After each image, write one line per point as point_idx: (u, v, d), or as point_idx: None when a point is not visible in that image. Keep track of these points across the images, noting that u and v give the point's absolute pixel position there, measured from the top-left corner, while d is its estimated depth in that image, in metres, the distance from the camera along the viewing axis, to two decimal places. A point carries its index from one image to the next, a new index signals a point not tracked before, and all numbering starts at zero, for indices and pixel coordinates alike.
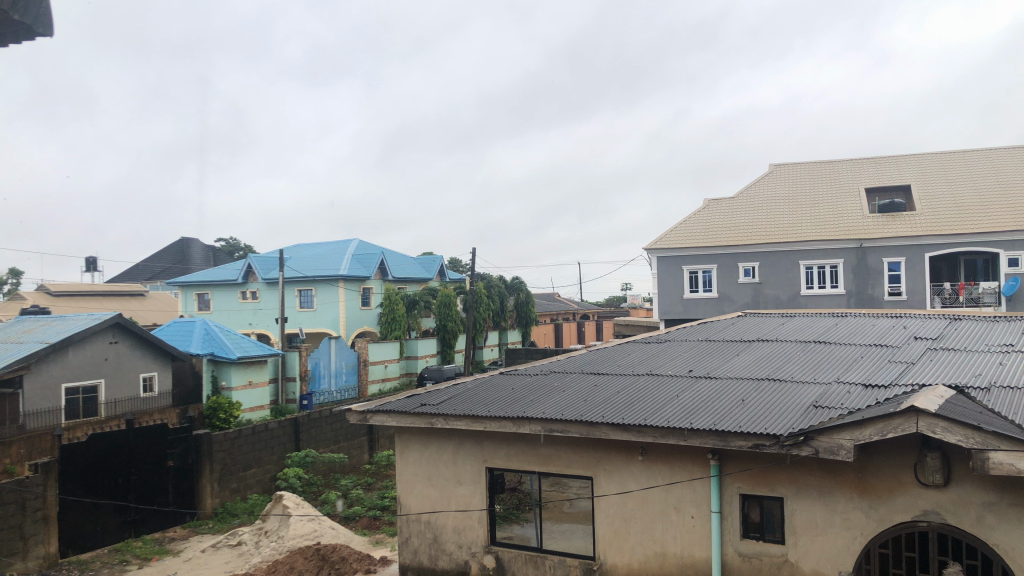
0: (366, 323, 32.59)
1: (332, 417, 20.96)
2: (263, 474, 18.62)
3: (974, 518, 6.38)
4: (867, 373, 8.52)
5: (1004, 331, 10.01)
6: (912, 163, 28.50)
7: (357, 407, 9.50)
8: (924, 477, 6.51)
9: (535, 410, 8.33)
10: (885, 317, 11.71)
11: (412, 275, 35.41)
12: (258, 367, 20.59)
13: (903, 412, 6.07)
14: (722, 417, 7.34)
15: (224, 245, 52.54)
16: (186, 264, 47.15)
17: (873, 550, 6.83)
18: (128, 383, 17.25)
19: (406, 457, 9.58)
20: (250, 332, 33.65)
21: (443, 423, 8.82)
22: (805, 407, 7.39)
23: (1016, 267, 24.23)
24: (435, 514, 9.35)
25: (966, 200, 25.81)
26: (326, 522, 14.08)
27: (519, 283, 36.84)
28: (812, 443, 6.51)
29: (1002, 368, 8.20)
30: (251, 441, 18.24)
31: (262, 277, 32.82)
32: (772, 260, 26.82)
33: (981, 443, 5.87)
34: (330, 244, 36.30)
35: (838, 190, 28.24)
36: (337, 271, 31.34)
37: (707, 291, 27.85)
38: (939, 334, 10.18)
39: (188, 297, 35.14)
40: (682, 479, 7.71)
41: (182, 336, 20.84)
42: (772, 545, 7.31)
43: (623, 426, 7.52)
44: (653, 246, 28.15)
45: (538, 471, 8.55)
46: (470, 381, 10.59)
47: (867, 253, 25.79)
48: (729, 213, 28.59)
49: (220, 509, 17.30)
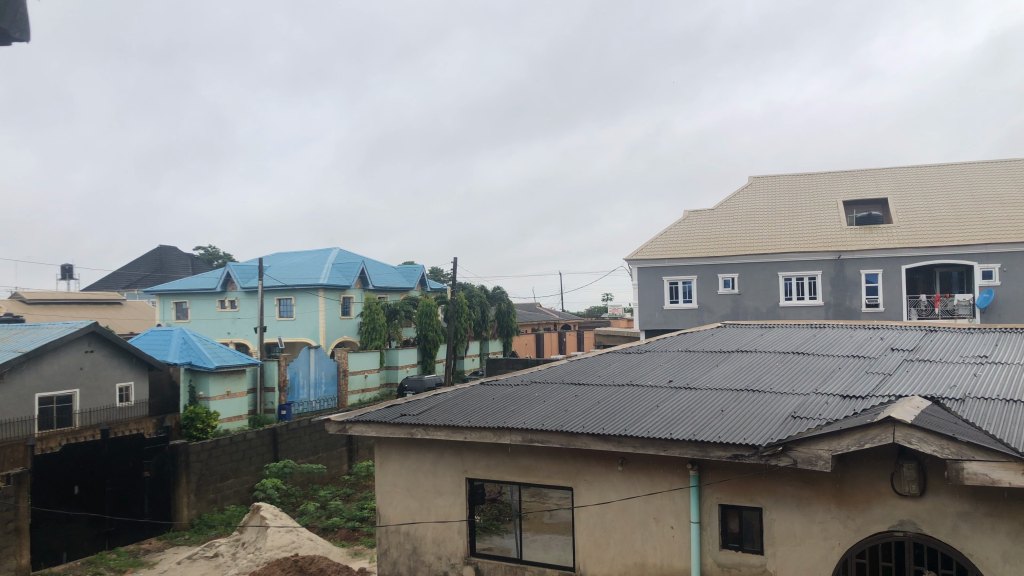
0: (345, 333, 32.47)
1: (311, 427, 20.77)
2: (241, 485, 18.42)
3: (950, 528, 6.45)
4: (845, 384, 8.59)
5: (978, 342, 10.14)
6: (889, 177, 28.87)
7: (335, 417, 9.42)
8: (901, 486, 6.57)
9: (516, 420, 8.32)
10: (862, 328, 11.84)
11: (393, 285, 35.35)
12: (236, 376, 20.35)
13: (880, 423, 6.14)
14: (701, 428, 7.37)
15: (203, 254, 52.15)
16: (165, 272, 46.70)
17: (850, 560, 6.87)
18: (104, 393, 17.03)
19: (386, 467, 9.53)
20: (229, 341, 33.35)
21: (423, 434, 8.78)
22: (784, 418, 7.44)
23: (990, 279, 24.62)
24: (414, 525, 9.29)
25: (941, 213, 26.18)
26: (305, 534, 13.95)
27: (500, 293, 36.91)
28: (790, 454, 6.53)
29: (976, 379, 8.30)
30: (229, 451, 18.03)
31: (241, 286, 32.63)
32: (751, 271, 27.04)
33: (956, 453, 5.93)
34: (311, 252, 36.15)
35: (816, 202, 28.55)
36: (317, 280, 31.21)
37: (686, 301, 28.02)
38: (915, 346, 10.29)
39: (166, 306, 34.80)
40: (662, 489, 7.72)
41: (159, 344, 20.61)
42: (751, 555, 7.34)
43: (603, 436, 7.52)
44: (634, 256, 28.31)
45: (518, 482, 8.52)
46: (451, 391, 10.57)
47: (845, 265, 26.04)
48: (709, 224, 28.80)
49: (197, 520, 17.01)
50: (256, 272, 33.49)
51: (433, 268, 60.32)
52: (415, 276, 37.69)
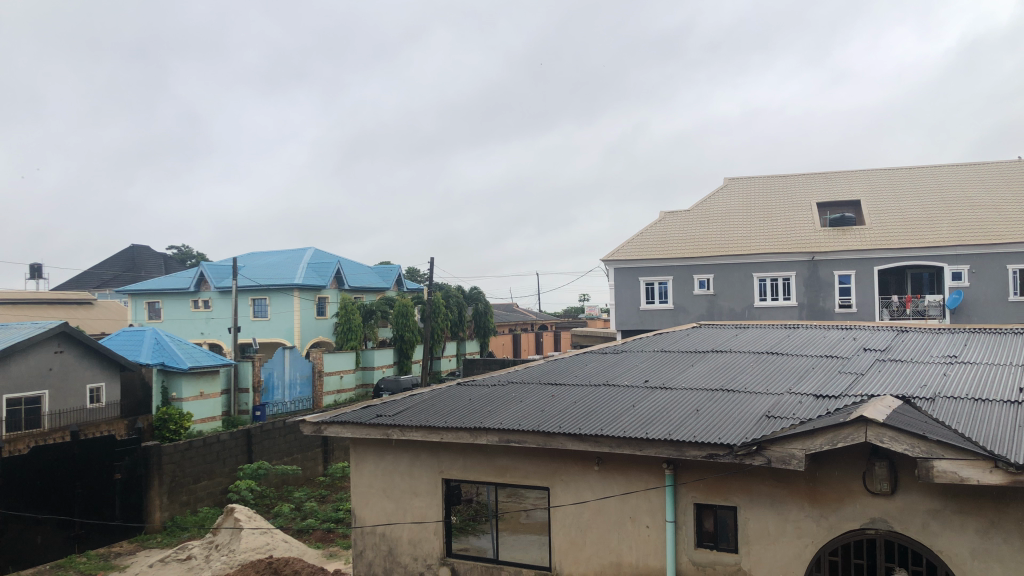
0: (321, 333, 32.28)
1: (285, 428, 20.61)
2: (214, 487, 18.22)
3: (920, 526, 6.54)
4: (819, 383, 8.68)
5: (948, 342, 10.29)
6: (861, 179, 29.22)
7: (310, 418, 9.34)
8: (872, 485, 6.66)
9: (492, 421, 8.30)
10: (835, 329, 11.94)
11: (369, 285, 35.20)
12: (210, 377, 20.15)
13: (853, 422, 6.21)
14: (677, 428, 7.41)
15: (176, 254, 51.65)
16: (138, 272, 46.10)
17: (823, 558, 6.94)
18: (75, 394, 16.77)
19: (362, 468, 9.47)
20: (202, 341, 33.00)
21: (399, 435, 8.73)
22: (758, 418, 7.50)
23: (959, 280, 25.09)
24: (390, 526, 9.25)
25: (912, 215, 26.55)
26: (279, 535, 13.84)
27: (477, 293, 36.92)
28: (764, 453, 6.58)
29: (947, 379, 8.42)
30: (202, 453, 17.83)
31: (215, 285, 32.33)
32: (726, 272, 27.25)
33: (927, 452, 6.01)
34: (286, 252, 35.88)
35: (791, 204, 28.83)
36: (292, 280, 31.00)
37: (662, 302, 28.18)
38: (887, 346, 10.41)
39: (138, 306, 34.35)
40: (637, 489, 7.75)
41: (131, 345, 20.32)
42: (726, 554, 7.39)
43: (579, 435, 7.54)
44: (610, 257, 28.41)
45: (494, 482, 8.51)
46: (428, 391, 10.52)
47: (819, 266, 26.33)
48: (684, 226, 28.98)
49: (170, 523, 16.78)
50: (230, 271, 33.18)
51: (410, 268, 60.20)
52: (392, 276, 37.57)
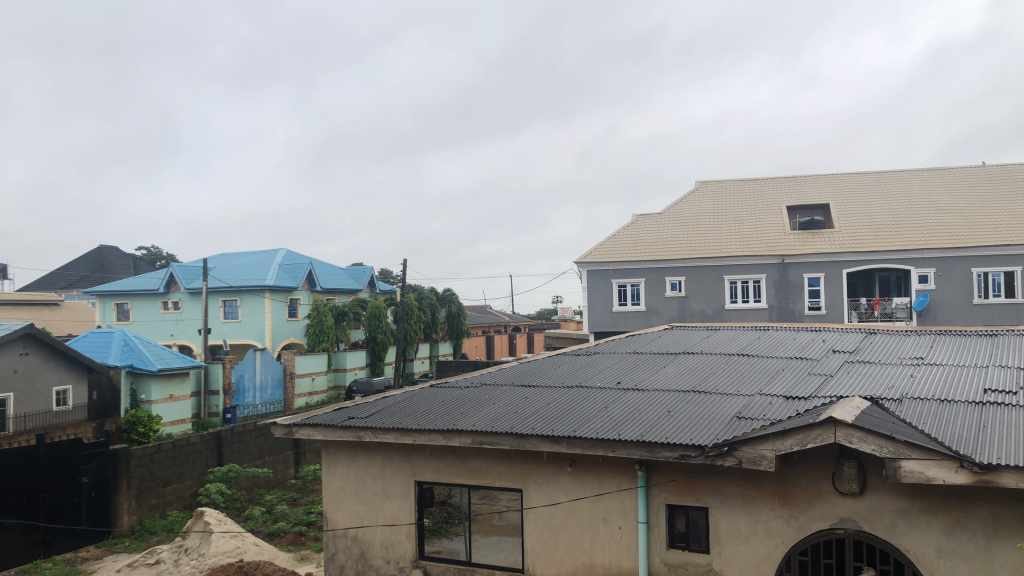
0: (292, 335, 32.05)
1: (257, 431, 20.44)
2: (183, 490, 18.00)
3: (887, 525, 6.64)
4: (789, 384, 8.79)
5: (915, 344, 10.46)
6: (831, 182, 29.58)
7: (281, 420, 9.26)
8: (841, 485, 6.75)
9: (466, 423, 8.29)
10: (805, 330, 12.12)
11: (341, 287, 35.03)
12: (179, 379, 19.91)
13: (822, 423, 6.28)
14: (649, 429, 7.44)
15: (145, 254, 51.08)
16: (106, 273, 45.45)
17: (793, 558, 7.02)
18: (40, 396, 16.50)
19: (334, 470, 9.41)
20: (172, 343, 32.61)
21: (372, 437, 8.69)
22: (728, 419, 7.56)
23: (925, 283, 25.46)
24: (362, 529, 9.21)
25: (881, 219, 26.93)
26: (250, 539, 13.73)
27: (450, 295, 36.83)
28: (735, 454, 6.63)
29: (914, 380, 8.55)
30: (171, 456, 17.62)
31: (185, 286, 31.97)
32: (698, 275, 27.44)
33: (894, 452, 6.11)
34: (257, 253, 35.58)
35: (762, 207, 29.10)
36: (263, 281, 30.76)
37: (635, 304, 28.31)
38: (855, 348, 10.56)
39: (106, 307, 33.89)
40: (610, 490, 7.79)
41: (100, 347, 20.01)
42: (697, 555, 7.44)
43: (553, 437, 7.55)
44: (583, 259, 28.51)
45: (467, 484, 8.51)
46: (400, 393, 10.48)
47: (789, 269, 26.59)
48: (656, 228, 29.13)
49: (138, 527, 16.51)
50: (200, 272, 32.83)
51: (383, 269, 59.90)
52: (364, 277, 37.44)
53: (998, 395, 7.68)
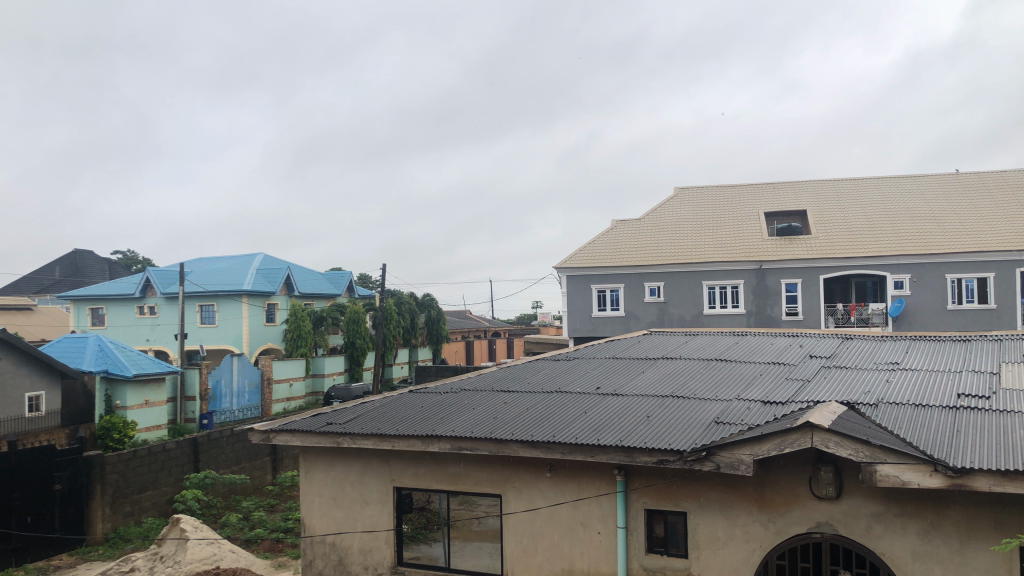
0: (270, 340, 31.85)
1: (233, 437, 20.26)
2: (159, 496, 17.81)
3: (863, 529, 6.70)
4: (767, 389, 8.84)
5: (890, 349, 10.58)
6: (808, 189, 29.85)
7: (258, 426, 9.17)
8: (819, 489, 6.79)
9: (445, 428, 8.26)
10: (782, 335, 12.21)
11: (320, 292, 34.89)
12: (155, 385, 19.79)
13: (799, 428, 6.31)
14: (628, 434, 7.46)
15: (122, 258, 50.60)
16: (81, 277, 44.93)
17: (770, 562, 7.04)
18: (11, 402, 16.26)
19: (311, 476, 9.33)
20: (148, 348, 32.29)
21: (350, 442, 8.64)
22: (707, 424, 7.59)
23: (901, 289, 25.75)
24: (340, 536, 9.14)
25: (857, 225, 27.20)
26: (226, 546, 13.59)
27: (430, 300, 36.73)
28: (713, 459, 6.65)
29: (889, 385, 8.64)
30: (147, 462, 17.42)
31: (161, 291, 31.71)
32: (677, 280, 27.59)
33: (870, 456, 6.16)
34: (235, 257, 35.35)
35: (740, 213, 29.29)
36: (240, 286, 30.57)
37: (614, 309, 28.40)
38: (832, 353, 10.66)
39: (81, 312, 33.53)
40: (589, 495, 7.79)
41: (74, 352, 19.78)
42: (676, 559, 7.46)
43: (531, 443, 7.54)
44: (563, 264, 28.55)
45: (446, 490, 8.48)
46: (379, 398, 10.42)
47: (766, 275, 26.77)
48: (636, 233, 29.23)
49: (112, 534, 16.30)
50: (177, 276, 32.54)
51: (362, 274, 59.65)
52: (343, 282, 37.29)
53: (972, 400, 7.77)
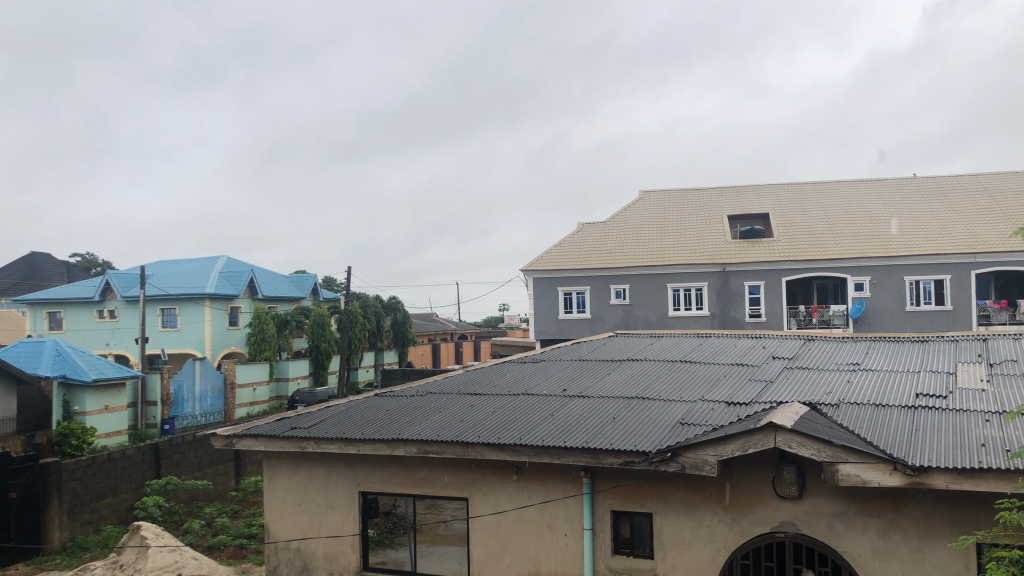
0: (233, 344, 31.48)
1: (195, 442, 20.00)
2: (119, 504, 17.52)
3: (825, 528, 6.80)
4: (730, 391, 8.91)
5: (852, 350, 10.75)
6: (770, 193, 30.27)
7: (221, 431, 9.06)
8: (782, 489, 6.87)
9: (411, 432, 8.22)
10: (745, 336, 12.36)
11: (283, 295, 34.62)
12: (115, 390, 19.50)
13: (762, 428, 6.37)
14: (594, 436, 7.49)
15: (81, 261, 49.71)
16: (38, 280, 44.01)
17: (735, 562, 7.11)
18: None
19: (275, 482, 9.24)
20: (108, 352, 31.72)
21: (314, 447, 8.57)
22: (671, 425, 7.65)
23: (861, 291, 26.21)
24: (305, 541, 9.04)
25: (818, 228, 27.65)
26: (188, 553, 13.37)
27: (396, 303, 36.62)
28: (678, 460, 6.70)
29: (851, 386, 8.77)
30: (106, 468, 17.14)
31: (121, 294, 31.19)
32: (642, 282, 27.79)
33: (833, 456, 6.24)
34: (198, 260, 34.90)
35: (704, 216, 29.60)
36: (203, 289, 30.18)
37: (580, 311, 28.53)
38: (794, 354, 10.81)
39: (38, 316, 32.82)
40: (556, 497, 7.80)
41: (30, 357, 19.35)
42: (641, 560, 7.51)
43: (498, 445, 7.54)
44: (530, 267, 28.64)
45: (412, 494, 8.44)
46: (343, 403, 10.32)
47: (729, 277, 27.07)
48: (601, 237, 29.37)
49: (70, 543, 15.97)
50: (138, 279, 32.03)
51: (328, 277, 59.22)
52: (308, 285, 37.01)
53: (929, 399, 7.93)
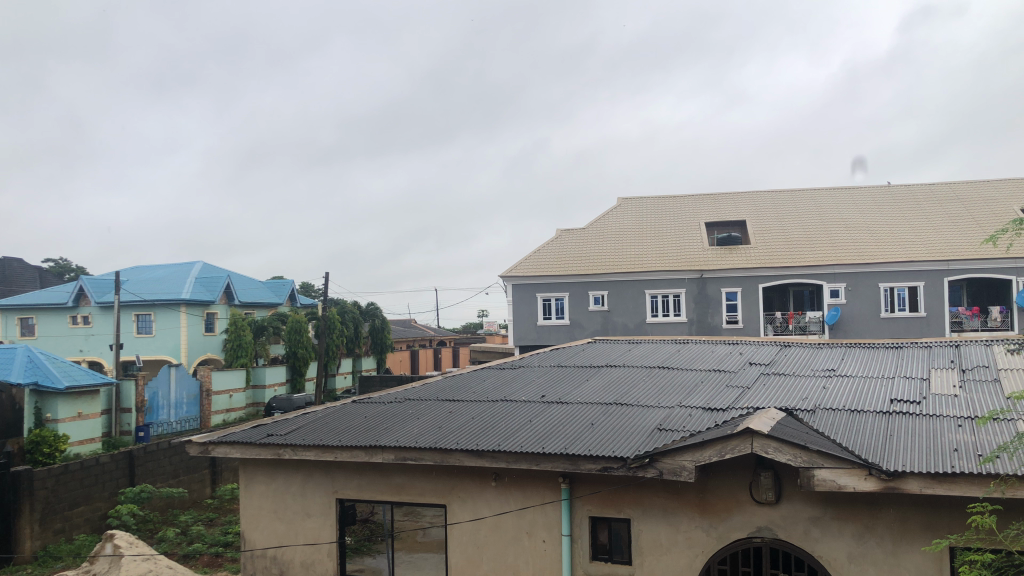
0: (209, 350, 31.24)
1: (171, 449, 19.83)
2: (92, 512, 17.27)
3: (802, 532, 6.85)
4: (708, 396, 8.97)
5: (828, 356, 10.84)
6: (746, 201, 30.52)
7: (196, 438, 8.97)
8: (759, 495, 6.91)
9: (388, 438, 8.18)
10: (723, 343, 12.43)
11: (261, 301, 34.42)
12: (88, 397, 19.27)
13: (739, 434, 6.40)
14: (573, 442, 7.50)
15: (54, 267, 49.09)
16: (9, 286, 43.36)
17: (713, 567, 7.15)
18: None
19: (251, 490, 9.16)
20: (81, 359, 31.29)
21: (291, 454, 8.50)
22: (649, 431, 7.68)
23: (837, 297, 26.45)
24: (281, 549, 8.97)
25: (794, 235, 27.92)
26: (163, 562, 13.22)
27: (374, 309, 36.50)
28: (656, 465, 6.72)
29: (826, 391, 8.86)
30: (79, 476, 16.90)
31: (95, 300, 30.82)
32: (620, 289, 27.90)
33: (809, 461, 6.29)
34: (173, 265, 34.60)
35: (681, 224, 29.79)
36: (179, 295, 29.93)
37: (559, 317, 28.61)
38: (770, 360, 10.89)
39: (9, 322, 32.36)
40: (534, 504, 7.80)
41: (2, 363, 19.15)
42: (619, 566, 7.53)
43: (476, 452, 7.52)
44: (509, 273, 28.66)
45: (390, 501, 8.40)
46: (320, 409, 10.27)
47: (707, 283, 27.24)
48: (580, 244, 29.45)
49: (42, 553, 15.63)
50: (113, 285, 31.66)
51: (306, 284, 58.84)
52: (285, 291, 36.85)
53: (903, 405, 8.02)
